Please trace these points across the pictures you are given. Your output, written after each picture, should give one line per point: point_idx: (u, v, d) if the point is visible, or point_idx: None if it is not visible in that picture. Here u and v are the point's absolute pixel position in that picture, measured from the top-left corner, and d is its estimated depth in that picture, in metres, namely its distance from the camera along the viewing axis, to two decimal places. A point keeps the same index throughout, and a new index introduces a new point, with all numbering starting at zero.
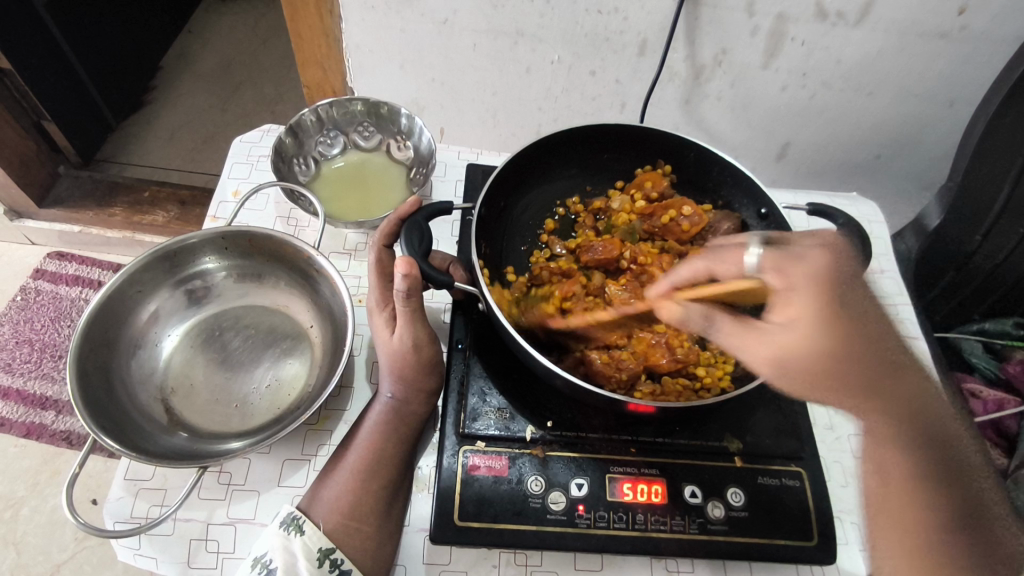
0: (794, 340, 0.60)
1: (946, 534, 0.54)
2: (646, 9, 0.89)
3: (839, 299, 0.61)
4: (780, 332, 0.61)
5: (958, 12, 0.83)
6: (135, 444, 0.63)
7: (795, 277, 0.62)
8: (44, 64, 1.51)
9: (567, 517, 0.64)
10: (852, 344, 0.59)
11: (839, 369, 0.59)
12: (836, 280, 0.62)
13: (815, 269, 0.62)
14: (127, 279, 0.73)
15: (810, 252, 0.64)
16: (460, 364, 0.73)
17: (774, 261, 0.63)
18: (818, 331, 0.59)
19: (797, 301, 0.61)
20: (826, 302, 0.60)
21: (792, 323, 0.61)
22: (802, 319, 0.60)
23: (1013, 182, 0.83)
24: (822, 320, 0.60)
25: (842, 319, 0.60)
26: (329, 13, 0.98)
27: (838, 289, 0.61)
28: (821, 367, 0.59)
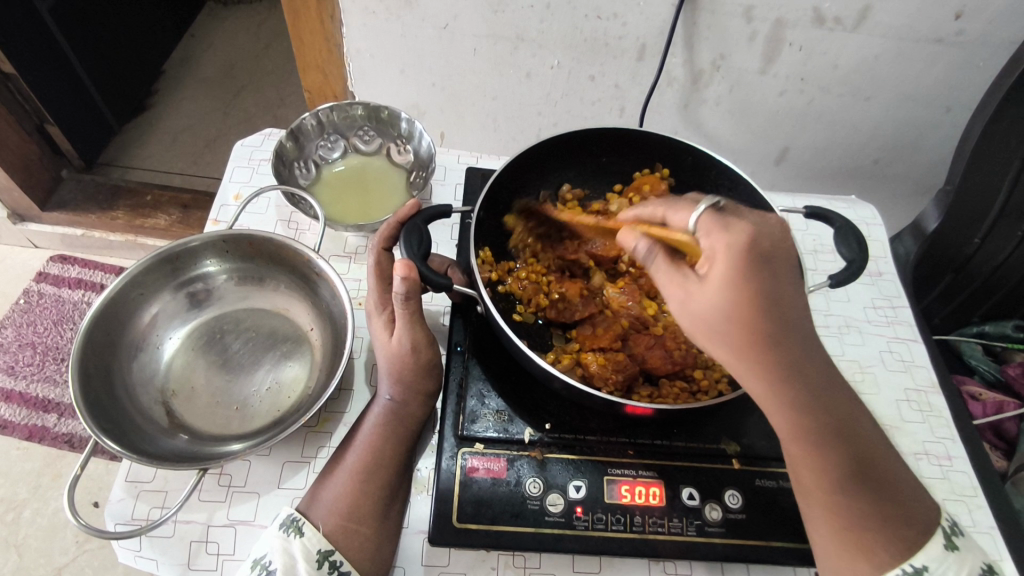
0: (706, 309, 0.50)
1: (848, 496, 0.53)
2: (645, 14, 0.89)
3: (763, 265, 0.48)
4: (690, 291, 0.51)
5: (954, 17, 0.84)
6: (136, 445, 0.64)
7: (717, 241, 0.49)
8: (48, 69, 1.52)
9: (565, 519, 0.65)
10: (764, 317, 0.48)
11: (746, 341, 0.49)
12: (764, 245, 0.49)
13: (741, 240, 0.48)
14: (128, 282, 0.73)
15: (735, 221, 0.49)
16: (459, 366, 0.74)
17: (708, 223, 0.50)
18: (726, 305, 0.48)
19: (716, 270, 0.49)
20: (744, 270, 0.48)
21: (704, 291, 0.50)
22: (717, 288, 0.49)
23: (1012, 184, 0.85)
24: (727, 290, 0.48)
25: (760, 290, 0.48)
26: (330, 18, 0.99)
27: (767, 256, 0.48)
28: (729, 341, 0.50)
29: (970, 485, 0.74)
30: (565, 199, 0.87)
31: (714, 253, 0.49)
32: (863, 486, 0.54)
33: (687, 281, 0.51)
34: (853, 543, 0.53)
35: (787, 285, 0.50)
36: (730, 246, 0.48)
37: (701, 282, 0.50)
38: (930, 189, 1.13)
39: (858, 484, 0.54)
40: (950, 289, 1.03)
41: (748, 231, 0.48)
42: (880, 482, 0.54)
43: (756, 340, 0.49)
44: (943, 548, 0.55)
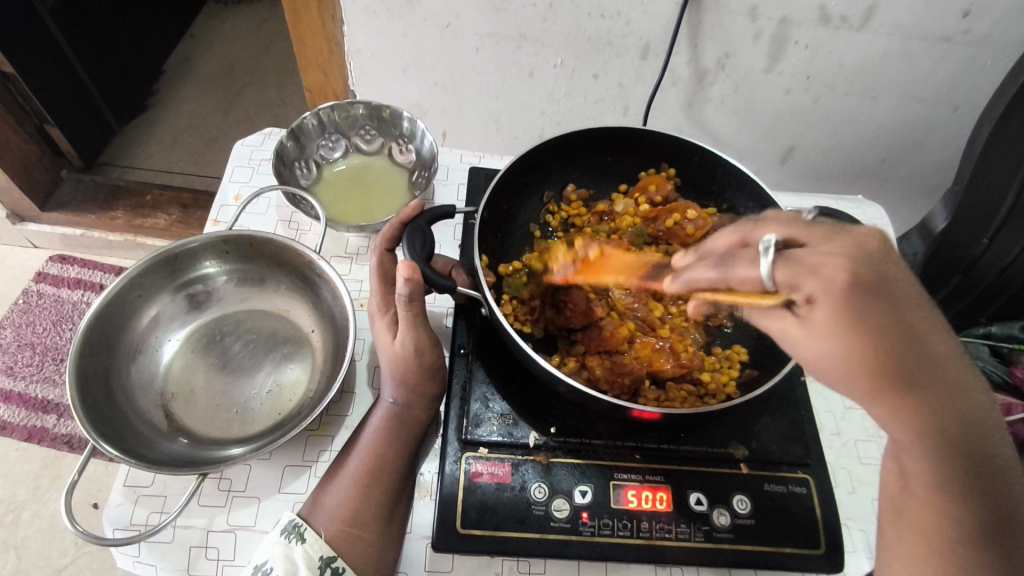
0: (820, 354, 0.44)
1: (965, 548, 0.45)
2: (649, 12, 0.88)
3: (877, 294, 0.41)
4: (794, 335, 0.45)
5: (962, 16, 0.82)
6: (135, 450, 0.63)
7: (811, 286, 0.42)
8: (47, 69, 1.51)
9: (571, 525, 0.63)
10: (894, 354, 0.42)
11: (877, 379, 0.42)
12: (867, 270, 0.41)
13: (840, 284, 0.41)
14: (126, 284, 0.72)
15: (825, 261, 0.42)
16: (463, 369, 0.73)
17: (788, 274, 0.42)
18: (842, 348, 0.42)
19: (822, 313, 0.42)
20: (854, 308, 0.40)
21: (815, 336, 0.43)
22: (829, 332, 0.42)
23: (1017, 191, 0.84)
24: (839, 332, 0.41)
25: (879, 324, 0.41)
26: (331, 17, 0.98)
27: (875, 284, 0.41)
28: (854, 385, 0.44)
29: None
30: (569, 201, 0.86)
31: (808, 298, 0.42)
32: (996, 543, 0.44)
33: (784, 322, 0.46)
34: None
35: (909, 309, 0.42)
36: (829, 284, 0.41)
37: (803, 325, 0.44)
38: (936, 189, 1.12)
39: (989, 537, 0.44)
40: (957, 289, 1.01)
41: (847, 261, 0.41)
42: (1009, 539, 0.45)
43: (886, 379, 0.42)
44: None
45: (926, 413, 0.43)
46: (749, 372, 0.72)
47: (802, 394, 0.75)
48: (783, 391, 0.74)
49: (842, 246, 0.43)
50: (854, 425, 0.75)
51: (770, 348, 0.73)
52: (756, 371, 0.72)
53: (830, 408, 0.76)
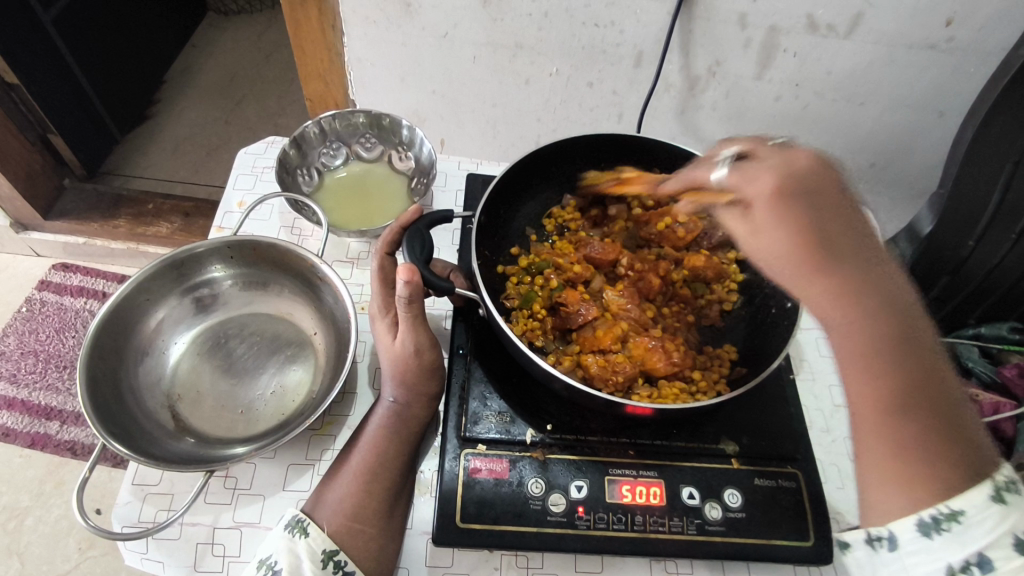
0: (769, 250, 0.55)
1: (900, 426, 0.49)
2: (641, 22, 0.91)
3: (806, 198, 0.55)
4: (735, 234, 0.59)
5: (945, 24, 0.85)
6: (144, 449, 0.65)
7: (750, 182, 0.57)
8: (49, 79, 1.54)
9: (567, 519, 0.65)
10: (817, 232, 0.54)
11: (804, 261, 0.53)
12: (797, 176, 0.55)
13: (772, 183, 0.55)
14: (135, 287, 0.74)
15: (762, 169, 0.56)
16: (461, 369, 0.75)
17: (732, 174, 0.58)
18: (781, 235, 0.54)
19: (759, 208, 0.55)
20: (786, 200, 0.54)
21: (757, 231, 0.56)
22: (760, 224, 0.56)
23: (1004, 187, 0.86)
24: (773, 226, 0.55)
25: (806, 218, 0.54)
26: (331, 29, 1.00)
27: (803, 188, 0.55)
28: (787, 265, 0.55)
29: None
30: (567, 206, 0.88)
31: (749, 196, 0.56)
32: (918, 421, 0.49)
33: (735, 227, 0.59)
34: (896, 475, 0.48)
35: (828, 212, 0.54)
36: (762, 188, 0.55)
37: (749, 227, 0.57)
38: (925, 193, 1.15)
39: (912, 416, 0.49)
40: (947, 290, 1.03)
41: (775, 170, 0.56)
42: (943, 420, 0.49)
43: (812, 259, 0.53)
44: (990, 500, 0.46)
45: (849, 289, 0.52)
46: (738, 370, 0.74)
47: (792, 391, 0.77)
48: (773, 390, 0.77)
49: (775, 160, 0.57)
50: (842, 422, 0.77)
51: (759, 347, 0.75)
52: (745, 369, 0.74)
53: (819, 406, 0.78)
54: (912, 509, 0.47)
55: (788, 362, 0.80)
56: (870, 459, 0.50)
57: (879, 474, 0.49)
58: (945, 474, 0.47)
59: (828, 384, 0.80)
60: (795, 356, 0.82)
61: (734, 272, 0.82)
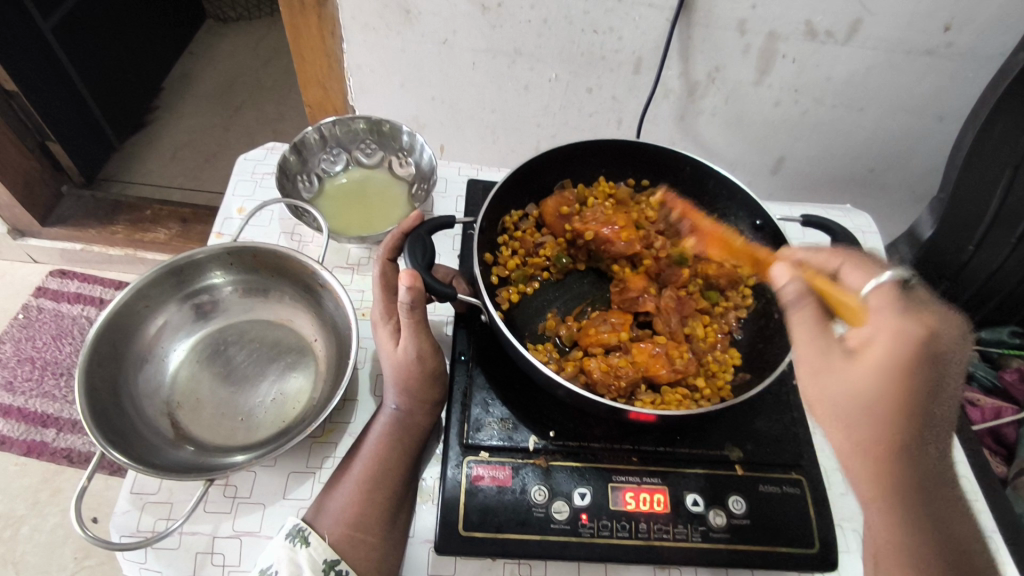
0: (841, 390, 0.52)
1: None
2: (641, 28, 0.91)
3: (923, 366, 0.51)
4: (835, 363, 0.53)
5: (943, 29, 0.86)
6: (143, 458, 0.64)
7: (901, 317, 0.54)
8: (47, 85, 1.54)
9: (571, 526, 0.65)
10: (911, 409, 0.51)
11: (880, 433, 0.51)
12: (935, 348, 0.52)
13: (911, 332, 0.52)
14: (135, 294, 0.74)
15: (908, 321, 0.53)
16: (463, 375, 0.74)
17: (883, 300, 0.56)
18: (877, 386, 0.51)
19: (873, 350, 0.52)
20: (907, 363, 0.51)
21: (854, 368, 0.52)
22: (877, 363, 0.51)
23: (1003, 194, 0.87)
24: (885, 374, 0.51)
25: (911, 385, 0.51)
26: (330, 34, 1.00)
27: (932, 356, 0.52)
28: (852, 424, 0.52)
29: (970, 489, 0.75)
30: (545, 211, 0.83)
31: (862, 337, 0.54)
32: None
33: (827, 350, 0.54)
34: None
35: (928, 392, 0.51)
36: (885, 331, 0.53)
37: (846, 359, 0.53)
38: (924, 198, 1.15)
39: None
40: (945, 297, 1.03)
41: (926, 326, 0.53)
42: None
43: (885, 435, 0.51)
44: None
45: (907, 476, 0.51)
46: (742, 375, 0.74)
47: (795, 397, 0.77)
48: (776, 394, 0.76)
49: (908, 321, 0.53)
50: None
51: (761, 351, 0.76)
52: (749, 374, 0.74)
53: None
54: None
55: (791, 367, 0.80)
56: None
57: None
58: None
59: None
60: None
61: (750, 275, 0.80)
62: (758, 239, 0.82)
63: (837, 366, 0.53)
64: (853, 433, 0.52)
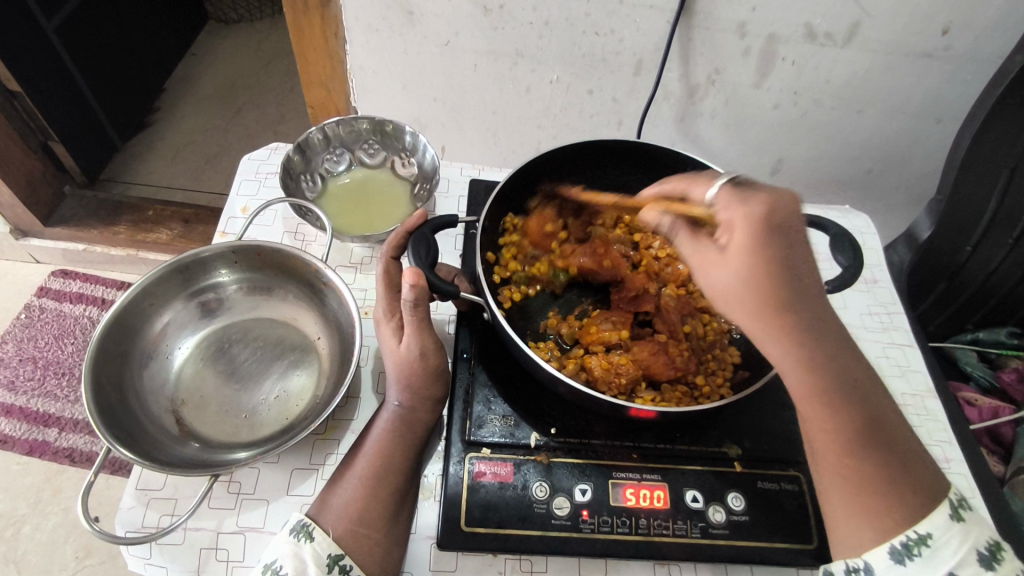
0: (725, 284, 0.54)
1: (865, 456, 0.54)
2: (641, 30, 0.92)
3: (780, 237, 0.52)
4: (710, 259, 0.56)
5: (940, 32, 0.87)
6: (149, 454, 0.65)
7: (750, 206, 0.52)
8: (51, 86, 1.55)
9: (572, 522, 0.66)
10: (782, 275, 0.51)
11: (767, 303, 0.52)
12: (780, 219, 0.52)
13: (756, 216, 0.51)
14: (140, 291, 0.74)
15: (753, 203, 0.52)
16: (465, 373, 0.75)
17: (726, 198, 0.54)
18: (745, 272, 0.52)
19: (736, 243, 0.52)
20: (762, 240, 0.51)
21: (726, 261, 0.53)
22: (737, 250, 0.52)
23: (999, 196, 0.89)
24: (749, 258, 0.52)
25: (775, 259, 0.51)
26: (334, 35, 1.01)
27: (784, 227, 0.52)
28: (745, 310, 0.53)
29: (968, 487, 0.75)
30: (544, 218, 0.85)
31: (726, 231, 0.54)
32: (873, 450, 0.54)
33: (705, 257, 0.56)
34: (860, 505, 0.54)
35: (799, 257, 0.52)
36: (742, 220, 0.52)
37: (721, 257, 0.54)
38: (922, 199, 1.16)
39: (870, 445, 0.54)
40: (943, 297, 1.03)
41: (765, 205, 0.52)
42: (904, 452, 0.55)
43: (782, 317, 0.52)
44: (949, 517, 0.54)
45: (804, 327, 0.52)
46: (741, 373, 0.73)
47: None
48: (775, 393, 0.77)
49: (757, 203, 0.52)
50: None
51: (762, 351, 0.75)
52: (748, 371, 0.74)
53: None
54: (878, 539, 0.54)
55: None
56: (834, 494, 0.56)
57: (848, 510, 0.55)
58: (904, 501, 0.54)
59: None
60: None
61: None
62: None
63: (713, 262, 0.55)
64: (748, 319, 0.54)
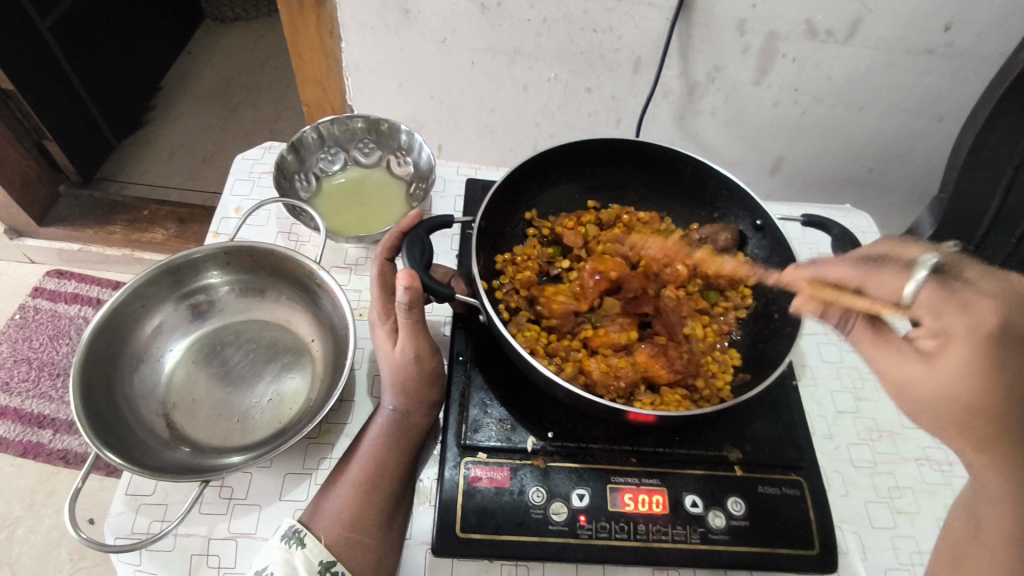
0: (935, 392, 0.58)
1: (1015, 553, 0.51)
2: (640, 28, 0.91)
3: (1014, 352, 0.56)
4: (914, 369, 0.60)
5: (943, 29, 0.85)
6: (138, 459, 0.63)
7: (976, 311, 0.59)
8: (44, 84, 1.53)
9: (569, 528, 0.64)
10: (1002, 392, 0.55)
11: (978, 416, 0.56)
12: (1015, 331, 0.56)
13: (988, 324, 0.57)
14: (130, 293, 0.73)
15: (978, 302, 0.59)
16: (461, 376, 0.74)
17: (930, 298, 0.60)
18: (954, 382, 0.57)
19: (953, 352, 0.58)
20: (991, 355, 0.56)
21: (931, 368, 0.59)
22: (954, 370, 0.57)
23: (1005, 190, 0.84)
24: (960, 371, 0.57)
25: (997, 375, 0.56)
26: (329, 33, 1.00)
27: (1015, 341, 0.56)
28: (952, 423, 0.58)
29: None
30: (542, 229, 0.85)
31: (948, 330, 0.60)
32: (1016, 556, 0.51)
33: (902, 359, 0.62)
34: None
35: (1011, 376, 0.55)
36: (966, 328, 0.58)
37: (930, 364, 0.60)
38: (923, 198, 1.15)
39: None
40: None
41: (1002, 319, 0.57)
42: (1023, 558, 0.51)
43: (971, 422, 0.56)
44: None
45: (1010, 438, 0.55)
46: (742, 376, 0.73)
47: (795, 398, 0.76)
48: (775, 395, 0.76)
49: (989, 305, 0.58)
50: (845, 428, 0.77)
51: (763, 352, 0.75)
52: (748, 374, 0.73)
53: (821, 412, 0.78)
54: None
55: (790, 367, 0.79)
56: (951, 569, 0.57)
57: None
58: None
59: (830, 390, 0.80)
60: (797, 362, 0.82)
61: (746, 276, 0.80)
62: (757, 240, 0.82)
63: (921, 374, 0.60)
64: (971, 442, 0.57)
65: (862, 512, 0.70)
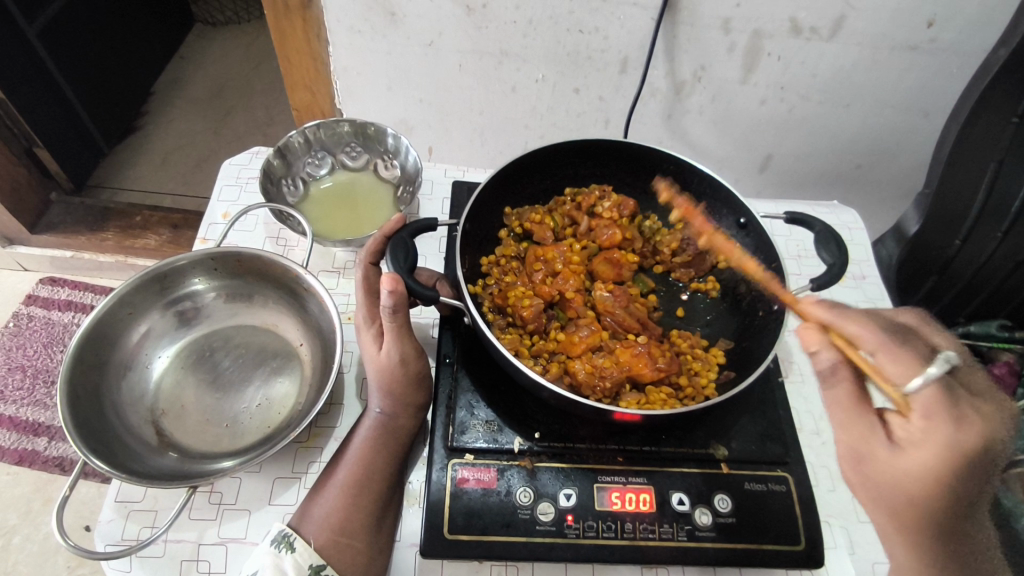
0: (896, 480, 0.51)
1: None
2: (626, 28, 0.91)
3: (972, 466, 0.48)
4: (878, 455, 0.51)
5: (927, 25, 0.86)
6: (125, 465, 0.64)
7: (956, 424, 0.47)
8: (34, 92, 1.53)
9: (557, 528, 0.65)
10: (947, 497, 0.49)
11: (915, 519, 0.51)
12: (977, 449, 0.47)
13: (954, 441, 0.47)
14: (117, 301, 0.73)
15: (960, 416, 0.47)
16: (448, 378, 0.74)
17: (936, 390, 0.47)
18: (916, 478, 0.49)
19: (921, 452, 0.49)
20: (946, 464, 0.48)
21: (893, 462, 0.50)
22: (908, 477, 0.50)
23: (986, 190, 0.87)
24: (923, 470, 0.49)
25: (952, 481, 0.48)
26: (315, 38, 1.00)
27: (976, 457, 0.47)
28: (894, 509, 0.52)
29: None
30: (515, 227, 0.85)
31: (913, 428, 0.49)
32: None
33: (873, 438, 0.52)
34: None
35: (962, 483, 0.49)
36: (931, 436, 0.48)
37: (891, 448, 0.51)
38: (911, 193, 1.16)
39: None
40: (934, 290, 1.02)
41: (968, 433, 0.47)
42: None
43: (913, 512, 0.52)
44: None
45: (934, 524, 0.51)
46: (726, 373, 0.74)
47: (781, 394, 0.77)
48: (761, 393, 0.76)
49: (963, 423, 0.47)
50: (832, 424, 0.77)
51: (747, 349, 0.75)
52: (733, 372, 0.74)
53: (808, 408, 0.78)
54: None
55: (776, 364, 0.80)
56: None
57: None
58: None
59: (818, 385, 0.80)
60: (784, 358, 0.82)
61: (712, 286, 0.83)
62: (740, 239, 0.83)
63: (882, 459, 0.51)
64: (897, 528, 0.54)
65: (850, 507, 0.71)
